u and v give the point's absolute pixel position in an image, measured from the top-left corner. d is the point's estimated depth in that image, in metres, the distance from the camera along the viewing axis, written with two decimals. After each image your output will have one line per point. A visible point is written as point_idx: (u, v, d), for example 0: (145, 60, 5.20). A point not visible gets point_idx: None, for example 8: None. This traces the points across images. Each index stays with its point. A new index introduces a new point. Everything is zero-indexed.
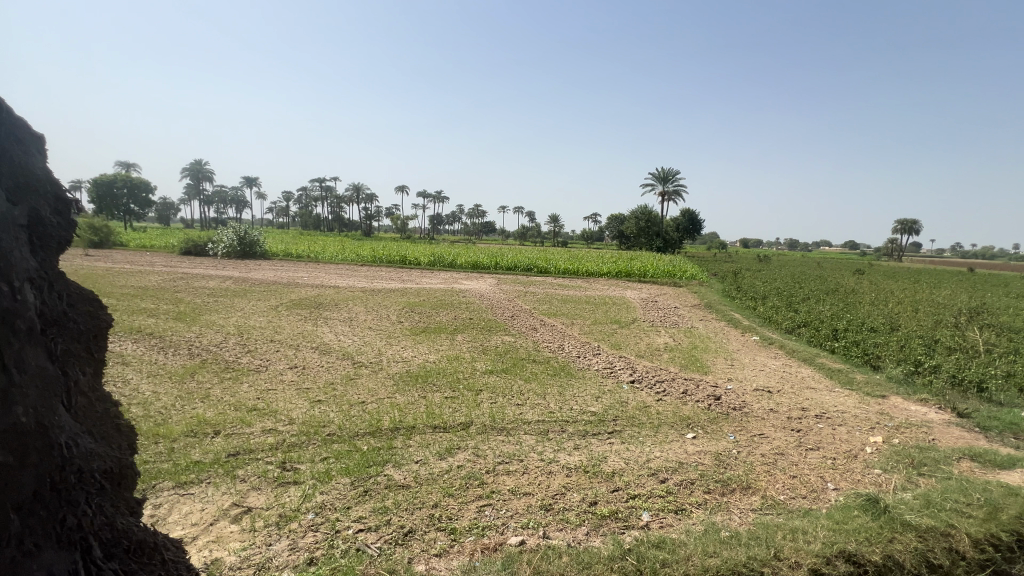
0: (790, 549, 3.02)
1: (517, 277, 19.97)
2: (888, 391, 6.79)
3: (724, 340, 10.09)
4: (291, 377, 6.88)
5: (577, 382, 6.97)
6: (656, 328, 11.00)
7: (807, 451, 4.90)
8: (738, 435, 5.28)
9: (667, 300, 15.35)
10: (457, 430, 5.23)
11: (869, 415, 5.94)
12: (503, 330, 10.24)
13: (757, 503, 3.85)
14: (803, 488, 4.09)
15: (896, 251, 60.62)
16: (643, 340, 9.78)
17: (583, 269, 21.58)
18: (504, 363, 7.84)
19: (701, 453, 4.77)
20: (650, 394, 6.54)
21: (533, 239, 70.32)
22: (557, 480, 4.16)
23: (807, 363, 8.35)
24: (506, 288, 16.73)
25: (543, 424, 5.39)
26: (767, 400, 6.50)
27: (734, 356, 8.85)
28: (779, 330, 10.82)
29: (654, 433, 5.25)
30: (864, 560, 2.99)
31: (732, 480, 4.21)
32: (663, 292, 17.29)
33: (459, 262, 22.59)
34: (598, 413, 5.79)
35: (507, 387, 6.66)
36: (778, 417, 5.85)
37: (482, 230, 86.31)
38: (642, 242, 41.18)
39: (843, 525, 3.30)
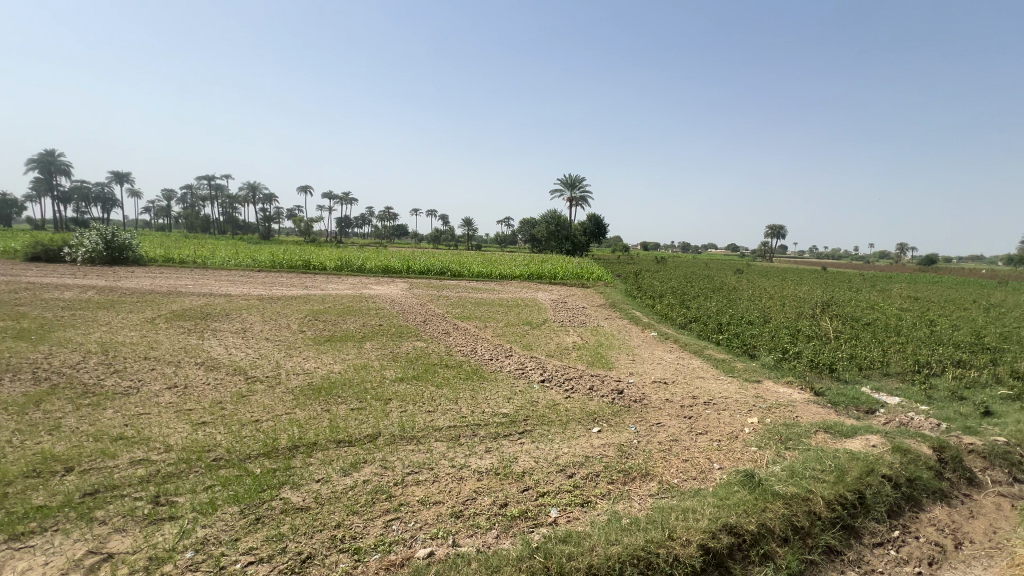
0: (682, 528, 3.27)
1: (430, 281, 19.61)
2: (762, 376, 7.68)
3: (626, 337, 10.76)
4: (168, 398, 6.07)
5: (489, 384, 6.98)
6: (566, 328, 11.42)
7: (697, 435, 5.37)
8: (638, 426, 5.64)
9: (575, 301, 16.01)
10: (363, 443, 4.97)
11: (747, 399, 6.67)
12: (415, 335, 9.98)
13: (654, 488, 4.13)
14: (693, 470, 4.47)
15: (767, 252, 69.10)
16: (553, 340, 10.09)
17: (496, 272, 21.79)
18: (415, 370, 7.62)
19: (605, 445, 5.01)
20: (560, 392, 6.76)
21: (446, 243, 69.69)
22: (468, 486, 4.12)
23: (697, 355, 9.17)
24: (418, 292, 16.35)
25: (454, 430, 5.31)
26: (664, 391, 7.02)
27: (635, 352, 9.46)
28: (674, 326, 11.78)
29: (563, 430, 5.42)
30: (743, 530, 3.32)
31: (632, 468, 4.47)
32: (572, 293, 18.03)
33: (368, 267, 21.63)
34: (509, 414, 5.84)
35: (417, 394, 6.48)
36: (673, 406, 6.34)
37: (393, 233, 83.69)
38: (552, 245, 42.65)
39: (726, 500, 3.66)
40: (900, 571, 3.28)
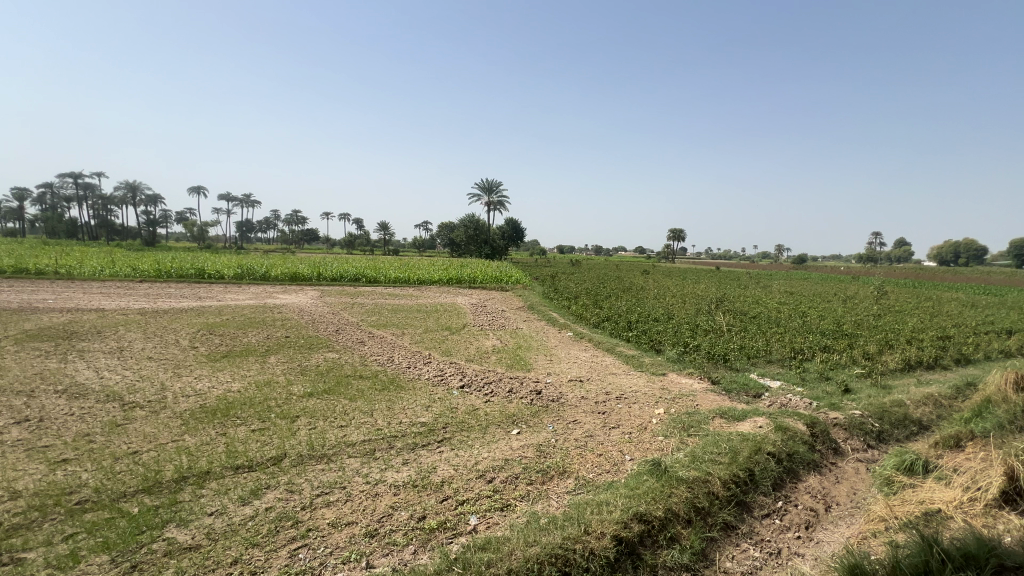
0: (597, 522, 3.39)
1: (343, 288, 18.63)
2: (667, 369, 8.26)
3: (544, 338, 11.02)
4: (17, 435, 5.11)
5: (406, 394, 6.75)
6: (485, 331, 11.43)
7: (610, 429, 5.62)
8: (555, 425, 5.77)
9: (495, 304, 16.11)
10: (266, 467, 4.55)
11: (654, 391, 7.13)
12: (326, 346, 9.39)
13: (571, 485, 4.24)
14: (607, 463, 4.66)
15: (670, 254, 74.92)
16: (473, 344, 10.04)
17: (414, 277, 21.27)
18: (326, 383, 7.16)
19: (524, 447, 5.06)
20: (479, 397, 6.72)
21: (361, 248, 66.89)
22: (384, 502, 3.94)
23: (610, 352, 9.64)
24: (331, 300, 15.45)
25: (369, 444, 5.05)
26: (579, 389, 7.27)
27: (552, 352, 9.71)
28: (589, 325, 12.29)
29: (483, 434, 5.39)
30: (652, 516, 3.52)
31: (550, 467, 4.56)
32: (491, 296, 18.14)
33: (274, 274, 20.03)
34: (428, 423, 5.68)
35: (328, 409, 6.08)
36: (588, 403, 6.59)
37: (302, 238, 78.52)
38: (472, 249, 42.66)
39: (636, 490, 3.85)
40: (783, 538, 3.66)
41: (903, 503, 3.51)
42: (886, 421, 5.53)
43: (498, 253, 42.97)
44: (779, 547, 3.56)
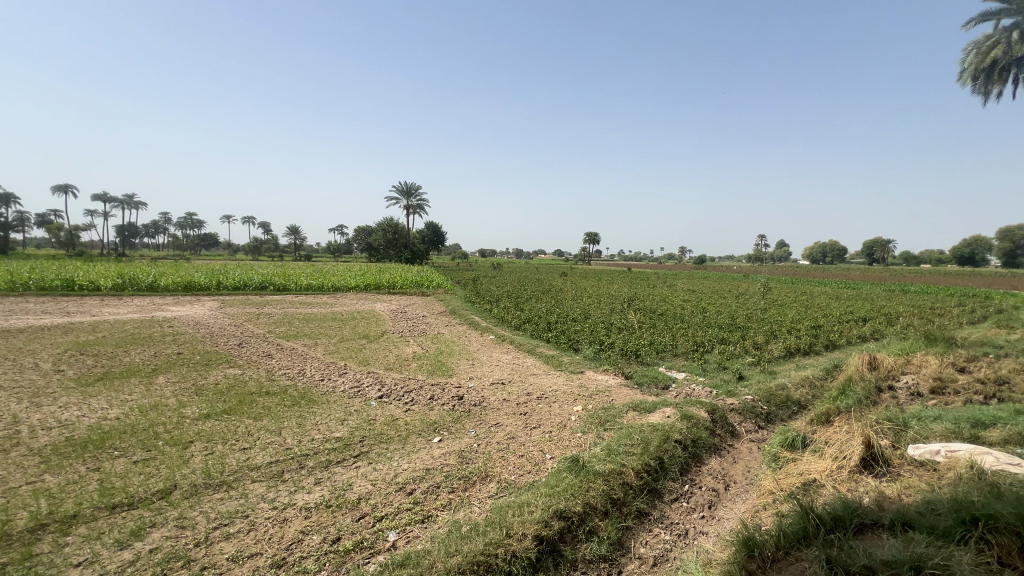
0: (518, 523, 3.41)
1: (248, 297, 17.12)
2: (585, 367, 8.58)
3: (466, 342, 10.94)
4: None
5: (319, 408, 6.33)
6: (405, 338, 11.09)
7: (531, 430, 5.69)
8: (478, 429, 5.74)
9: (415, 310, 15.72)
10: (151, 502, 4.01)
11: (573, 390, 7.36)
12: (225, 362, 8.53)
13: (493, 489, 4.23)
14: (528, 464, 4.72)
15: (586, 256, 78.22)
16: (392, 352, 9.69)
17: (328, 283, 20.11)
18: (226, 402, 6.50)
19: (446, 454, 4.95)
20: (399, 406, 6.49)
21: (268, 253, 62.13)
22: (294, 527, 3.65)
23: (530, 354, 9.81)
24: (233, 311, 14.11)
25: (276, 466, 4.65)
26: (501, 392, 7.29)
27: (474, 356, 9.67)
28: (510, 328, 12.42)
29: (403, 445, 5.20)
30: (571, 512, 3.61)
31: (472, 473, 4.51)
32: (412, 302, 17.68)
33: (163, 284, 17.87)
34: (343, 437, 5.36)
35: (228, 431, 5.52)
36: (509, 405, 6.63)
37: (197, 244, 71.08)
38: (390, 254, 41.32)
39: (556, 488, 3.94)
40: (690, 518, 3.94)
41: (786, 476, 3.94)
42: (772, 403, 6.19)
43: (418, 257, 42.08)
44: (686, 527, 3.82)
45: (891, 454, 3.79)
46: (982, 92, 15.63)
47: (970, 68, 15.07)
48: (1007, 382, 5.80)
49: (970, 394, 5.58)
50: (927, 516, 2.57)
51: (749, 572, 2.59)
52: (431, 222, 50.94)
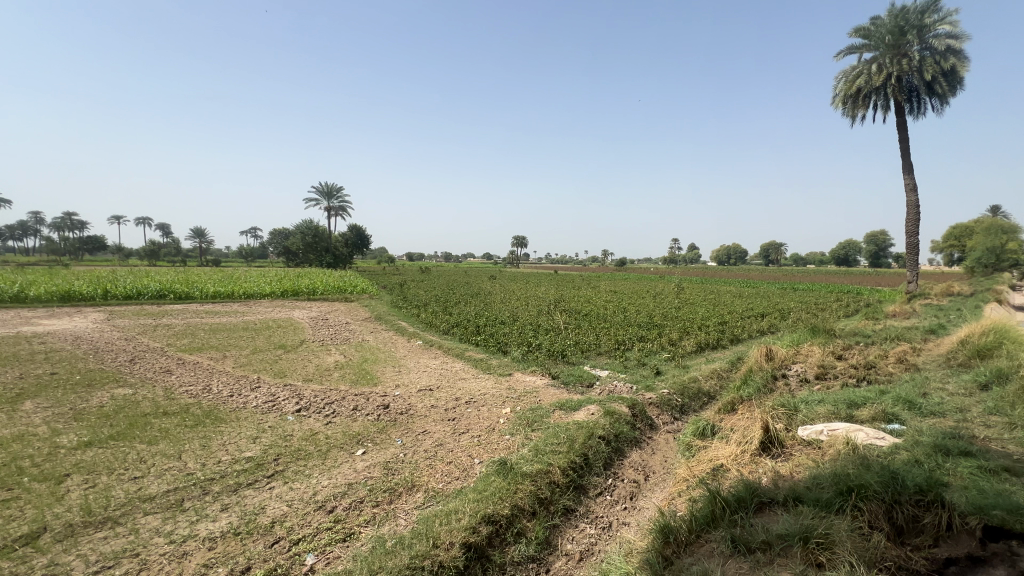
0: (445, 533, 3.34)
1: (142, 307, 15.28)
2: (513, 369, 8.65)
3: (392, 349, 10.59)
4: None
5: (227, 427, 5.77)
6: (327, 347, 10.49)
7: (460, 435, 5.63)
8: (405, 438, 5.56)
9: (338, 317, 14.94)
10: (12, 550, 3.41)
11: (502, 392, 7.39)
12: (112, 381, 7.51)
13: (420, 500, 4.11)
14: (457, 470, 4.65)
15: (514, 259, 79.07)
16: (312, 362, 9.12)
17: (238, 290, 18.51)
18: (112, 427, 5.72)
19: (371, 467, 4.74)
20: (319, 419, 6.10)
21: (168, 258, 56.01)
22: (195, 561, 3.29)
23: (459, 358, 9.71)
24: (123, 323, 12.52)
25: (174, 494, 4.17)
26: (429, 398, 7.14)
27: (401, 363, 9.38)
28: (438, 332, 12.21)
29: (323, 460, 4.90)
30: (499, 516, 3.61)
31: (398, 484, 4.35)
32: (334, 308, 16.80)
33: (33, 294, 15.43)
34: (255, 457, 4.94)
35: (115, 459, 4.85)
36: (437, 412, 6.50)
37: (78, 247, 62.41)
38: (310, 258, 38.88)
39: (484, 492, 3.91)
40: (613, 511, 4.10)
41: (698, 464, 4.23)
42: (685, 395, 6.63)
43: (342, 262, 39.62)
44: (610, 520, 3.96)
45: (785, 436, 4.20)
46: (850, 116, 17.97)
47: (840, 94, 17.26)
48: (873, 366, 6.69)
49: (846, 378, 6.37)
50: (813, 491, 2.88)
51: (666, 558, 2.74)
52: (355, 224, 48.78)
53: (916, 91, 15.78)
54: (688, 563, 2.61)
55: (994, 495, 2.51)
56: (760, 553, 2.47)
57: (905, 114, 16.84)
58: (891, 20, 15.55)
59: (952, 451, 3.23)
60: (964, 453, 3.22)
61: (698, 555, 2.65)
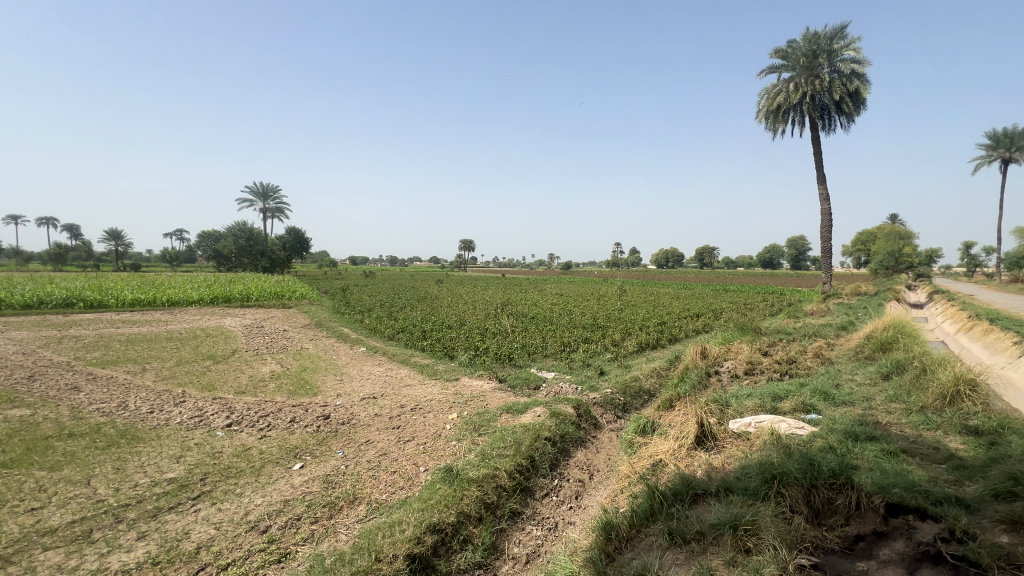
0: (389, 545, 3.24)
1: (44, 318, 13.67)
2: (460, 374, 8.57)
3: (334, 357, 10.16)
4: None
5: (146, 446, 5.27)
6: (262, 356, 9.88)
7: (405, 444, 5.49)
8: (346, 449, 5.35)
9: (274, 324, 14.13)
10: None
11: (448, 398, 7.29)
12: (6, 401, 6.64)
13: (362, 513, 3.96)
14: (401, 480, 4.53)
15: (462, 263, 78.43)
16: (245, 373, 8.55)
17: (161, 297, 17.04)
18: (4, 453, 5.05)
19: (309, 481, 4.51)
20: (252, 433, 5.73)
21: (77, 263, 50.64)
22: None
23: (405, 364, 9.49)
24: (20, 336, 11.13)
25: (81, 525, 3.74)
26: (373, 407, 6.91)
27: (343, 371, 9.02)
28: (383, 338, 11.86)
29: (256, 477, 4.60)
30: (444, 524, 3.55)
31: (339, 498, 4.17)
32: (270, 315, 15.88)
33: None
34: (179, 477, 4.54)
35: (7, 490, 4.28)
36: (382, 420, 6.31)
37: None
38: (244, 262, 36.47)
39: (429, 501, 3.84)
40: (559, 511, 4.15)
41: (639, 460, 4.38)
42: (627, 394, 6.86)
43: (280, 265, 37.49)
44: (556, 520, 4.01)
45: (718, 430, 4.45)
46: (771, 130, 19.42)
47: (763, 110, 18.62)
48: (794, 361, 7.25)
49: (771, 373, 6.85)
50: (742, 480, 3.06)
51: (608, 554, 2.81)
52: (293, 226, 46.41)
53: (827, 109, 17.34)
54: (629, 558, 2.69)
55: (894, 474, 2.79)
56: (694, 542, 2.59)
57: (818, 130, 18.46)
58: (805, 44, 17.02)
59: (860, 436, 3.56)
60: (870, 437, 3.55)
61: (639, 549, 2.74)
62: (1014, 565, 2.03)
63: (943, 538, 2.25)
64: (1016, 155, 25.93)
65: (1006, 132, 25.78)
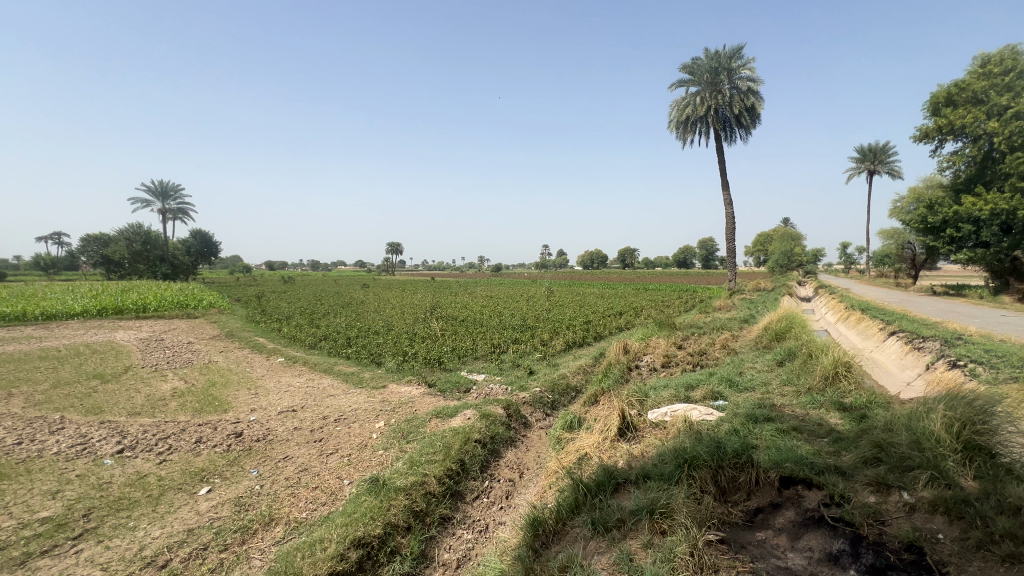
0: (309, 567, 3.07)
1: None
2: (387, 381, 8.30)
3: (247, 369, 9.38)
4: None
5: (12, 484, 4.52)
6: (161, 372, 8.88)
7: (328, 457, 5.21)
8: (261, 468, 4.97)
9: (176, 336, 12.76)
10: None
11: (375, 406, 7.02)
12: None
13: (280, 534, 3.71)
14: (323, 495, 4.29)
15: (389, 266, 76.21)
16: (141, 393, 7.63)
17: (32, 310, 14.70)
18: None
19: (218, 506, 4.12)
20: (149, 458, 5.12)
21: None
22: None
23: (328, 373, 9.01)
24: None
25: None
26: (292, 421, 6.47)
27: (259, 384, 8.36)
28: (304, 347, 11.17)
29: (154, 507, 4.11)
30: (370, 536, 3.41)
31: (253, 521, 3.86)
32: (171, 327, 14.32)
33: None
34: (55, 516, 3.94)
35: None
36: (302, 434, 5.93)
37: None
38: (140, 269, 32.33)
39: (353, 514, 3.67)
40: (489, 512, 4.15)
41: (566, 455, 4.51)
42: (556, 392, 7.03)
43: (183, 270, 34.50)
44: (487, 522, 4.01)
45: (638, 421, 4.69)
46: (681, 140, 20.90)
47: (674, 121, 19.97)
48: (705, 353, 7.85)
49: (685, 365, 7.36)
50: (658, 467, 3.25)
51: (536, 550, 2.86)
52: (199, 229, 42.48)
53: (729, 122, 19.00)
54: (555, 551, 2.75)
55: (786, 450, 3.11)
56: (616, 530, 2.72)
57: (721, 141, 20.17)
58: (709, 61, 18.57)
59: (759, 418, 3.93)
60: (768, 419, 3.93)
61: (564, 543, 2.81)
62: (879, 521, 2.36)
63: (825, 503, 2.55)
64: (879, 168, 30.08)
65: (870, 148, 29.85)
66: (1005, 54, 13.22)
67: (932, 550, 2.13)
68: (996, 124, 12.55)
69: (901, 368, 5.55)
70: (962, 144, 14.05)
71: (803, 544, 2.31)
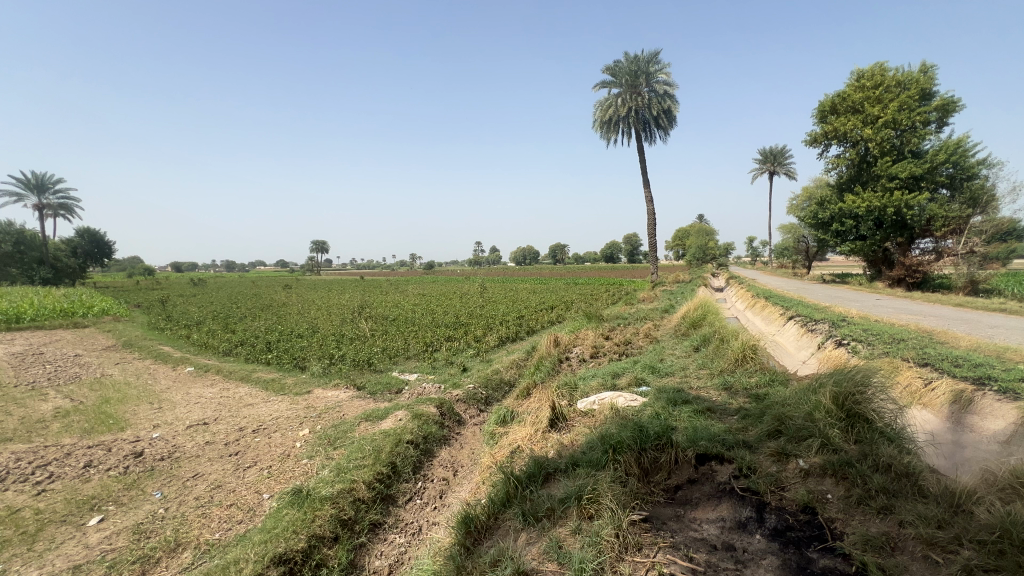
0: None
1: None
2: (313, 386, 7.85)
3: (148, 382, 8.43)
4: None
5: None
6: (40, 391, 7.73)
7: (245, 471, 4.83)
8: (166, 489, 4.49)
9: (58, 349, 11.15)
10: None
11: (299, 413, 6.61)
12: None
13: (188, 559, 3.39)
14: (240, 513, 3.97)
15: (315, 265, 72.29)
16: (12, 416, 6.57)
17: None
18: None
19: (112, 536, 3.66)
20: (24, 490, 4.43)
21: None
22: None
23: (245, 381, 8.36)
24: None
25: None
26: (203, 435, 5.93)
27: (163, 398, 7.55)
28: (216, 355, 10.24)
29: (29, 546, 3.57)
30: (293, 551, 3.21)
31: (155, 549, 3.48)
32: (53, 338, 12.50)
33: None
34: None
35: None
36: (215, 449, 5.45)
37: None
38: (12, 274, 27.76)
39: (273, 530, 3.43)
40: (422, 514, 4.06)
41: (500, 450, 4.51)
42: (489, 388, 7.02)
43: (66, 273, 30.37)
44: (420, 524, 3.92)
45: (568, 411, 4.82)
46: (605, 140, 21.68)
47: (598, 120, 20.63)
48: (629, 342, 8.22)
49: (612, 355, 7.66)
50: (586, 454, 3.34)
51: (468, 548, 2.83)
52: (87, 227, 37.39)
53: (648, 124, 20.00)
54: (487, 547, 2.75)
55: (701, 430, 3.33)
56: (545, 519, 2.76)
57: (642, 142, 21.17)
58: (629, 65, 19.37)
59: (678, 401, 4.18)
60: (686, 401, 4.19)
61: (497, 537, 2.82)
62: (780, 488, 2.60)
63: (734, 476, 2.77)
64: (778, 169, 33.21)
65: (771, 151, 32.81)
66: (875, 71, 15.08)
67: (823, 509, 2.37)
68: (871, 132, 14.32)
69: (798, 347, 6.16)
70: (843, 148, 15.91)
71: (717, 516, 2.48)
